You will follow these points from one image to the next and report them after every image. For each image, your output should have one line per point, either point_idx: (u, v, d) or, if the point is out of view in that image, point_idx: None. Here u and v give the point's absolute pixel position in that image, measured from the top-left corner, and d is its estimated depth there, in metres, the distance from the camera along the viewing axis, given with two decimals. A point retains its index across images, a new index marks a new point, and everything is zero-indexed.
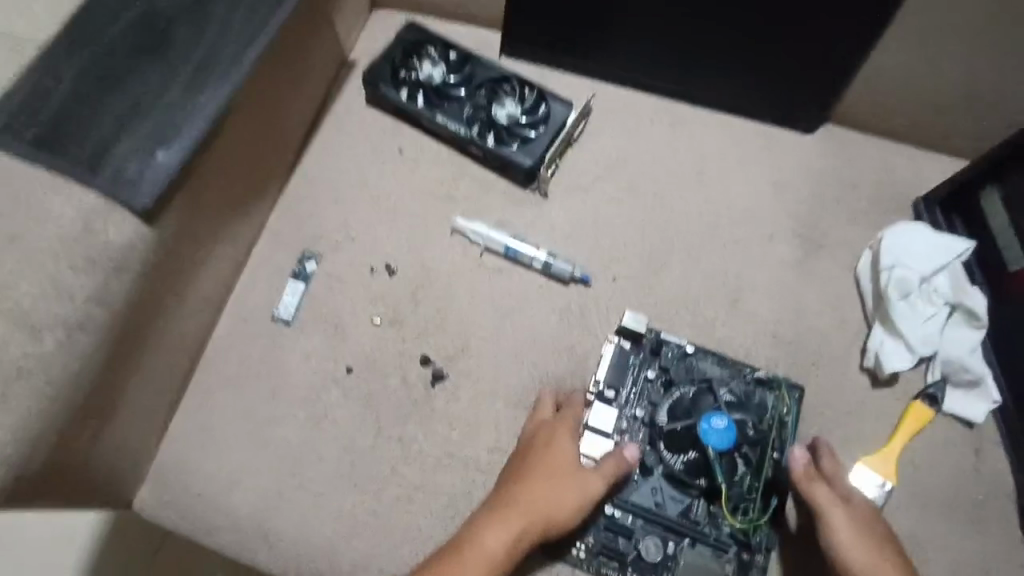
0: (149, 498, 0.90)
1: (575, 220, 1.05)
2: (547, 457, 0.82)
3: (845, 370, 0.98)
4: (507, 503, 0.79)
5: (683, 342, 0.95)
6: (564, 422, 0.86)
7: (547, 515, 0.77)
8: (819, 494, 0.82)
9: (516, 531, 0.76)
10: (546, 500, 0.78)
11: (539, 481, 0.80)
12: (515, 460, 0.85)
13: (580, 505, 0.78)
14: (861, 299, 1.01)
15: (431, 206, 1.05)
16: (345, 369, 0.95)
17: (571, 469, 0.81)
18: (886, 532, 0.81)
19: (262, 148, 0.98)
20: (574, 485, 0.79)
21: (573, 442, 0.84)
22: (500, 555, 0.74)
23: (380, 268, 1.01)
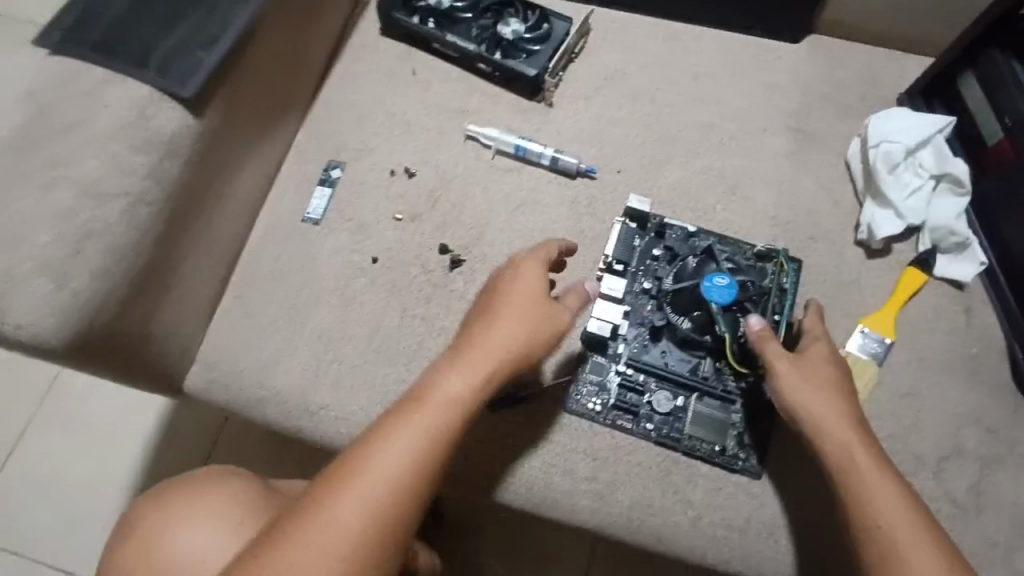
0: (196, 379, 0.98)
1: (578, 124, 1.12)
2: (515, 297, 0.82)
3: (841, 245, 1.04)
4: (475, 346, 0.79)
5: (685, 225, 1.03)
6: (532, 261, 0.85)
7: (517, 351, 0.79)
8: (771, 352, 0.86)
9: (485, 368, 0.77)
10: (516, 337, 0.79)
11: (508, 320, 0.80)
12: (481, 304, 0.84)
13: (545, 341, 0.81)
14: (852, 181, 1.08)
15: (445, 118, 1.13)
16: (371, 260, 1.03)
17: (540, 307, 0.81)
18: (838, 380, 0.85)
19: (289, 67, 1.06)
20: (546, 322, 0.81)
21: (542, 279, 0.83)
22: (465, 395, 0.76)
23: (399, 172, 1.09)
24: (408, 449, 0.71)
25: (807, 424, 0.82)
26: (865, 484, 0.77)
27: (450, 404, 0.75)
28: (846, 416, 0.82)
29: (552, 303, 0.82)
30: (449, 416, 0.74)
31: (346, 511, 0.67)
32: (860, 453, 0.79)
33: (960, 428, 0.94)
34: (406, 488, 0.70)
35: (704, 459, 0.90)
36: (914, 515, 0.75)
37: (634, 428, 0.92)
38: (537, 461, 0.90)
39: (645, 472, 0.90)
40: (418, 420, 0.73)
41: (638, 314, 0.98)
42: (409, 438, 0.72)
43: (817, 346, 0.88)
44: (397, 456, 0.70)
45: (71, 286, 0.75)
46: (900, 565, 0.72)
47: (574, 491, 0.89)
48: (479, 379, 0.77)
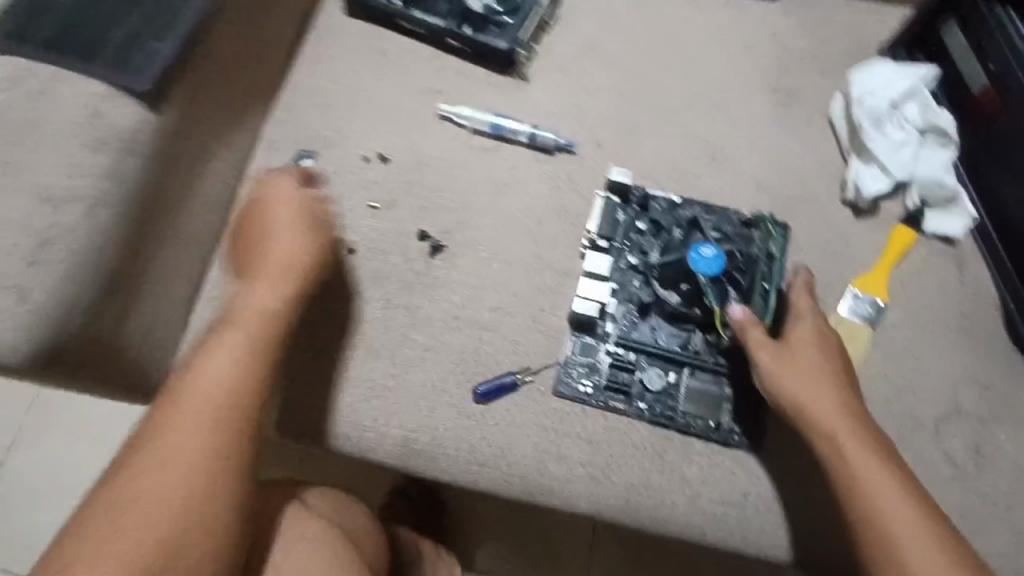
0: None
1: (555, 98, 1.08)
2: (274, 208, 0.85)
3: (830, 206, 1.02)
4: (271, 256, 0.81)
5: (670, 195, 1.00)
6: (287, 175, 0.88)
7: (314, 251, 0.83)
8: (752, 338, 0.85)
9: (285, 273, 0.80)
10: (305, 240, 0.83)
11: (286, 227, 0.84)
12: (256, 223, 0.85)
13: (311, 247, 0.82)
14: (837, 139, 1.05)
15: (417, 99, 1.09)
16: (349, 251, 0.99)
17: (303, 211, 0.85)
18: (823, 363, 0.83)
19: (252, 54, 1.01)
20: (321, 226, 0.86)
21: (289, 194, 0.86)
22: (277, 302, 0.77)
23: (373, 158, 1.05)
24: (228, 360, 0.70)
25: (794, 414, 0.81)
26: (858, 475, 0.75)
27: (263, 314, 0.76)
28: (835, 402, 0.80)
29: (300, 214, 0.85)
30: (265, 323, 0.75)
31: (194, 418, 0.66)
32: (849, 442, 0.78)
33: (957, 387, 0.93)
34: (235, 395, 0.69)
35: (699, 435, 0.90)
36: (907, 501, 0.74)
37: (627, 408, 0.91)
38: (530, 447, 0.90)
39: (640, 453, 0.89)
40: (233, 334, 0.73)
41: (625, 290, 0.95)
42: (227, 352, 0.71)
43: (803, 328, 0.86)
44: (225, 362, 0.70)
45: (32, 299, 0.72)
46: (896, 557, 0.70)
47: (570, 476, 0.89)
48: (284, 284, 0.79)
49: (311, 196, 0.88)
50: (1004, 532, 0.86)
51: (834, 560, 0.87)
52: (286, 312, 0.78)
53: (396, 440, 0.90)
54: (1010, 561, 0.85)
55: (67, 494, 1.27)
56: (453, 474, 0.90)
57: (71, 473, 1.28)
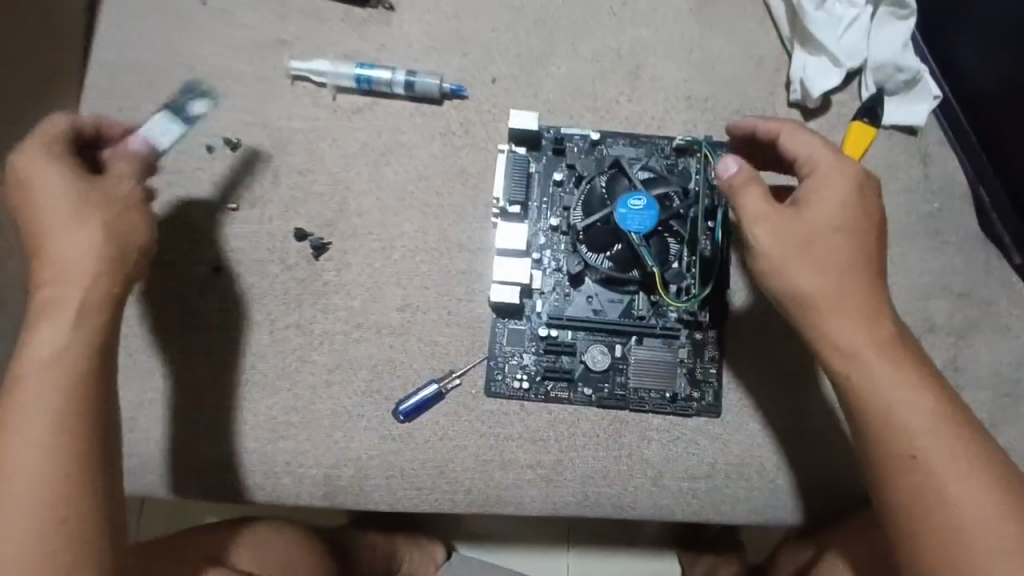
0: None
1: (430, 28, 0.87)
2: (42, 201, 0.65)
3: (775, 111, 0.86)
4: (52, 283, 0.64)
5: (587, 130, 0.84)
6: (37, 155, 0.66)
7: (107, 249, 0.65)
8: (748, 208, 0.67)
9: (74, 294, 0.63)
10: (90, 242, 0.64)
11: (68, 219, 0.64)
12: (29, 220, 0.66)
13: (98, 241, 0.64)
14: (776, 27, 0.87)
15: (260, 57, 0.86)
16: (214, 270, 0.82)
17: (74, 204, 0.65)
18: (840, 239, 0.66)
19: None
20: (106, 216, 0.65)
21: (58, 169, 0.66)
22: (67, 335, 0.63)
23: (218, 146, 0.84)
24: (32, 426, 0.60)
25: (803, 311, 0.66)
26: (882, 396, 0.63)
27: (56, 360, 0.62)
28: (851, 297, 0.65)
29: (73, 198, 0.65)
30: (60, 376, 0.61)
31: (18, 497, 0.59)
32: (869, 352, 0.64)
33: (930, 299, 0.83)
34: (52, 462, 0.60)
35: (655, 410, 0.80)
36: (938, 413, 0.62)
37: (571, 396, 0.80)
38: (468, 459, 0.79)
39: (592, 442, 0.79)
40: (26, 397, 0.61)
41: (550, 259, 0.81)
42: (26, 414, 0.60)
43: (817, 190, 0.67)
44: (39, 422, 0.60)
45: None
46: (930, 492, 0.60)
47: (519, 482, 0.79)
48: (74, 312, 0.63)
49: (88, 175, 0.67)
50: None
51: (813, 513, 0.80)
52: (90, 341, 0.63)
53: (316, 481, 0.78)
54: None
55: None
56: (385, 501, 0.78)
57: None
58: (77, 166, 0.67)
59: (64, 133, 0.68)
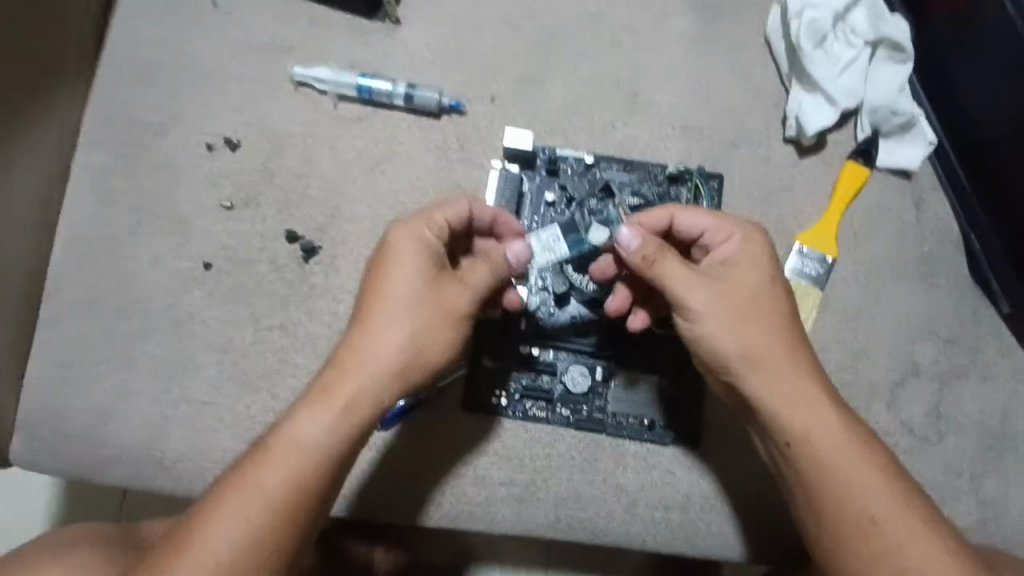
0: (18, 451, 0.78)
1: (434, 44, 0.89)
2: (397, 283, 0.65)
3: (769, 145, 0.87)
4: (352, 372, 0.63)
5: (581, 153, 0.85)
6: (413, 240, 0.67)
7: (406, 360, 0.65)
8: (674, 275, 0.70)
9: (354, 390, 0.63)
10: (397, 348, 0.64)
11: (405, 314, 0.65)
12: (369, 289, 0.67)
13: (410, 350, 0.65)
14: (775, 64, 0.88)
15: (263, 61, 0.88)
16: (204, 266, 0.82)
17: (418, 301, 0.65)
18: (779, 304, 0.72)
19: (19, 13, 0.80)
20: (430, 322, 0.65)
21: (411, 259, 0.66)
22: (327, 429, 0.61)
23: (219, 145, 0.85)
24: (263, 497, 0.58)
25: (747, 372, 0.70)
26: (826, 453, 0.67)
27: (306, 447, 0.60)
28: (792, 355, 0.70)
29: (447, 287, 0.66)
30: (303, 462, 0.60)
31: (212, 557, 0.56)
32: (817, 408, 0.69)
33: (916, 343, 0.83)
34: (263, 544, 0.57)
35: (632, 437, 0.80)
36: (879, 473, 0.67)
37: (549, 416, 0.79)
38: (443, 473, 0.78)
39: (568, 463, 0.79)
40: (269, 461, 0.59)
41: (537, 277, 0.80)
42: (260, 484, 0.58)
43: (734, 255, 0.73)
44: (228, 535, 0.57)
45: None
46: (880, 550, 0.65)
47: (491, 499, 0.77)
48: (343, 405, 0.62)
49: (438, 267, 0.67)
50: (968, 499, 0.79)
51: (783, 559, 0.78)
52: (329, 452, 0.61)
53: None
54: (972, 530, 0.79)
55: None
56: (352, 511, 0.77)
57: None
58: (439, 257, 0.68)
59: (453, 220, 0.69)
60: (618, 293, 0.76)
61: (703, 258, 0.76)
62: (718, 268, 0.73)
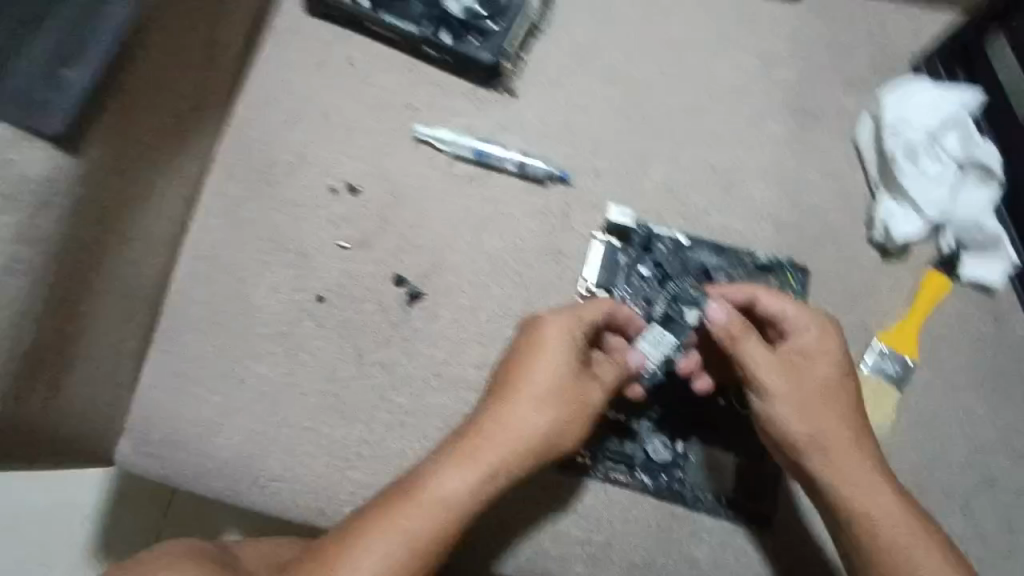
0: (128, 451, 0.86)
1: (546, 116, 0.95)
2: (544, 370, 0.71)
3: (853, 246, 0.92)
4: (490, 446, 0.69)
5: (676, 234, 0.90)
6: (562, 332, 0.73)
7: (542, 443, 0.70)
8: (751, 356, 0.76)
9: (495, 464, 0.69)
10: (536, 432, 0.70)
11: (547, 402, 0.70)
12: (514, 369, 0.73)
13: (545, 438, 0.70)
14: (865, 170, 0.93)
15: (388, 117, 0.95)
16: (317, 299, 0.89)
17: (562, 392, 0.71)
18: (846, 394, 0.78)
19: (189, 54, 0.84)
20: (567, 414, 0.71)
21: (561, 351, 0.72)
22: (462, 497, 0.67)
23: (341, 189, 0.93)
24: (397, 549, 0.63)
25: (814, 453, 0.76)
26: (883, 537, 0.73)
27: (447, 507, 0.66)
28: (856, 442, 0.77)
29: (586, 384, 0.73)
30: (443, 520, 0.66)
31: None
32: (876, 493, 0.75)
33: (981, 453, 0.86)
34: None
35: (707, 511, 0.83)
36: (936, 563, 0.72)
37: (630, 481, 0.83)
38: (522, 526, 0.80)
39: (644, 530, 0.81)
40: (413, 515, 0.65)
41: None
42: (396, 537, 0.63)
43: (810, 345, 0.78)
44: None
45: None
46: None
47: (567, 556, 0.80)
48: (483, 475, 0.68)
49: (581, 362, 0.73)
50: None
51: None
52: (459, 516, 0.67)
53: None
54: None
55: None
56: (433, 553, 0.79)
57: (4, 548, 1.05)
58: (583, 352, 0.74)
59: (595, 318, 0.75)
60: (688, 356, 0.81)
61: (778, 340, 0.80)
62: (793, 354, 0.78)
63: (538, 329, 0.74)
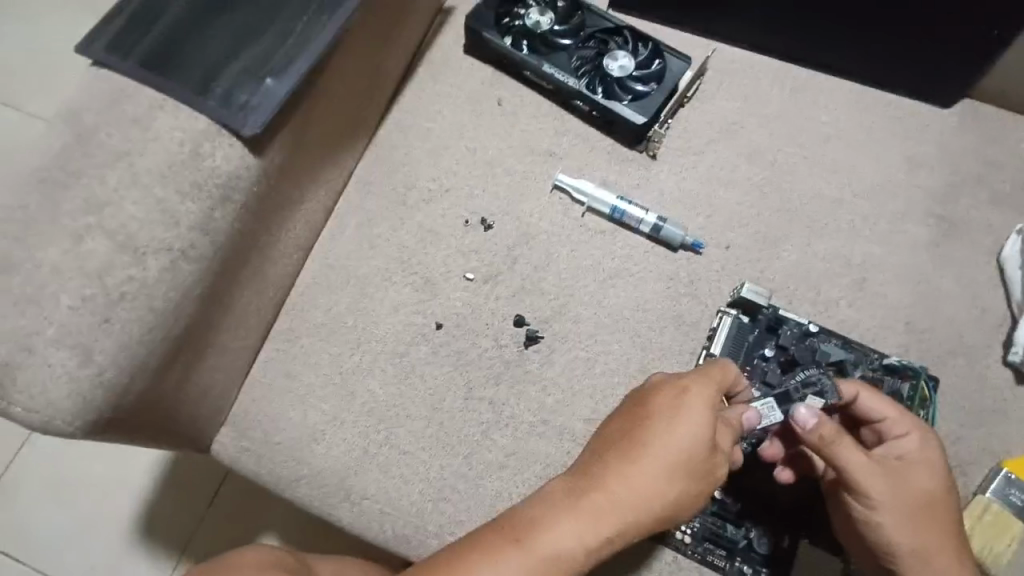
0: (228, 443, 0.87)
1: (684, 184, 0.96)
2: (680, 439, 0.68)
3: (986, 363, 0.89)
4: (610, 507, 0.66)
5: (803, 320, 0.88)
6: (703, 402, 0.69)
7: (661, 511, 0.68)
8: (848, 461, 0.72)
9: (613, 525, 0.66)
10: (660, 501, 0.67)
11: (677, 471, 0.67)
12: (642, 428, 0.69)
13: (665, 507, 0.67)
14: (1006, 289, 0.91)
15: (530, 161, 0.97)
16: (436, 325, 0.90)
17: (693, 463, 0.68)
18: (947, 502, 0.74)
19: (363, 75, 0.87)
20: (691, 485, 0.68)
21: (699, 421, 0.68)
22: (575, 553, 0.64)
23: (474, 222, 0.95)
24: None
25: (913, 564, 0.72)
26: None
27: (558, 562, 0.64)
28: (953, 557, 0.73)
29: (713, 456, 0.69)
30: (551, 573, 0.63)
31: None
32: None
33: None
34: None
35: None
36: None
37: (726, 567, 0.82)
38: None
39: None
40: (524, 561, 0.63)
41: None
42: None
43: (909, 453, 0.73)
44: None
45: (95, 362, 0.63)
46: None
47: None
48: (599, 535, 0.66)
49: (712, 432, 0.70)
50: None
51: None
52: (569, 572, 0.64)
53: None
54: None
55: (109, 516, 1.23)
56: None
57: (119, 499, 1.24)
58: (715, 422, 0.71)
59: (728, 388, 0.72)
60: (773, 442, 0.80)
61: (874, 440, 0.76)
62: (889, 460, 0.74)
63: (673, 391, 0.71)
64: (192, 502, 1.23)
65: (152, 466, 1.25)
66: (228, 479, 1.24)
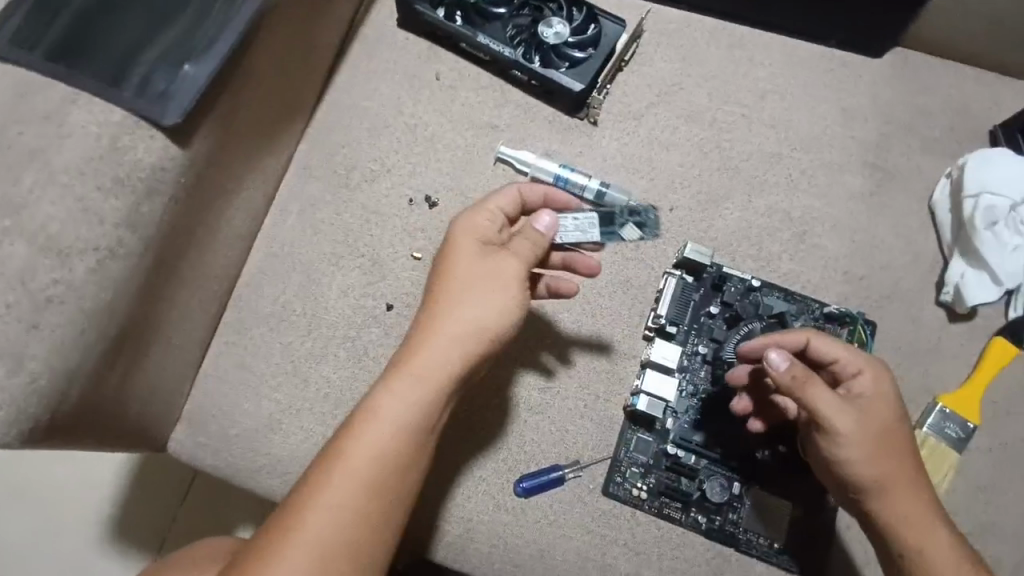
0: (185, 439, 0.86)
1: (625, 149, 0.96)
2: (456, 268, 0.68)
3: (921, 306, 0.92)
4: (416, 351, 0.66)
5: (746, 276, 0.90)
6: (464, 230, 0.70)
7: (475, 332, 0.66)
8: (818, 400, 0.72)
9: (429, 365, 0.65)
10: (464, 324, 0.66)
11: (466, 296, 0.67)
12: (432, 278, 0.69)
13: (472, 326, 0.66)
14: (938, 232, 0.94)
15: (472, 134, 0.96)
16: (386, 307, 0.90)
17: (478, 275, 0.68)
18: (905, 433, 0.75)
19: (292, 56, 0.85)
20: (487, 301, 0.67)
21: (466, 244, 0.69)
22: (401, 405, 0.63)
23: (418, 200, 0.94)
24: (354, 471, 0.61)
25: (880, 496, 0.74)
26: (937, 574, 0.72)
27: (394, 419, 0.63)
28: (913, 483, 0.75)
29: (497, 263, 0.68)
30: (394, 432, 0.63)
31: (318, 522, 0.59)
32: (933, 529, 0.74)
33: None
34: (364, 506, 0.60)
35: (759, 557, 0.84)
36: None
37: (683, 519, 0.85)
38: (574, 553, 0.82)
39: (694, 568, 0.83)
40: (360, 435, 0.62)
41: (688, 382, 0.88)
42: (348, 459, 0.61)
43: (869, 389, 0.75)
44: (335, 504, 0.60)
45: (27, 369, 0.61)
46: None
47: None
48: (421, 378, 0.64)
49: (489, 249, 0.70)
50: None
51: None
52: (408, 427, 0.63)
53: (423, 526, 0.82)
54: None
55: (73, 521, 1.22)
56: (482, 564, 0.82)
57: (82, 504, 1.22)
58: (492, 241, 0.70)
59: (489, 205, 0.72)
60: (742, 398, 0.83)
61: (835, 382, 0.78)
62: (853, 397, 0.75)
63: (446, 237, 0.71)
64: (159, 501, 1.22)
65: (116, 468, 1.24)
66: (197, 476, 1.23)
